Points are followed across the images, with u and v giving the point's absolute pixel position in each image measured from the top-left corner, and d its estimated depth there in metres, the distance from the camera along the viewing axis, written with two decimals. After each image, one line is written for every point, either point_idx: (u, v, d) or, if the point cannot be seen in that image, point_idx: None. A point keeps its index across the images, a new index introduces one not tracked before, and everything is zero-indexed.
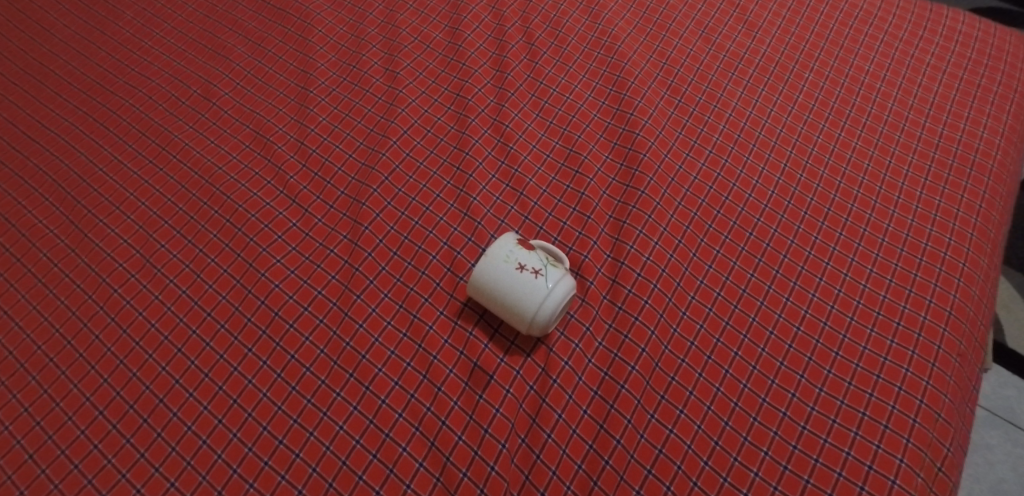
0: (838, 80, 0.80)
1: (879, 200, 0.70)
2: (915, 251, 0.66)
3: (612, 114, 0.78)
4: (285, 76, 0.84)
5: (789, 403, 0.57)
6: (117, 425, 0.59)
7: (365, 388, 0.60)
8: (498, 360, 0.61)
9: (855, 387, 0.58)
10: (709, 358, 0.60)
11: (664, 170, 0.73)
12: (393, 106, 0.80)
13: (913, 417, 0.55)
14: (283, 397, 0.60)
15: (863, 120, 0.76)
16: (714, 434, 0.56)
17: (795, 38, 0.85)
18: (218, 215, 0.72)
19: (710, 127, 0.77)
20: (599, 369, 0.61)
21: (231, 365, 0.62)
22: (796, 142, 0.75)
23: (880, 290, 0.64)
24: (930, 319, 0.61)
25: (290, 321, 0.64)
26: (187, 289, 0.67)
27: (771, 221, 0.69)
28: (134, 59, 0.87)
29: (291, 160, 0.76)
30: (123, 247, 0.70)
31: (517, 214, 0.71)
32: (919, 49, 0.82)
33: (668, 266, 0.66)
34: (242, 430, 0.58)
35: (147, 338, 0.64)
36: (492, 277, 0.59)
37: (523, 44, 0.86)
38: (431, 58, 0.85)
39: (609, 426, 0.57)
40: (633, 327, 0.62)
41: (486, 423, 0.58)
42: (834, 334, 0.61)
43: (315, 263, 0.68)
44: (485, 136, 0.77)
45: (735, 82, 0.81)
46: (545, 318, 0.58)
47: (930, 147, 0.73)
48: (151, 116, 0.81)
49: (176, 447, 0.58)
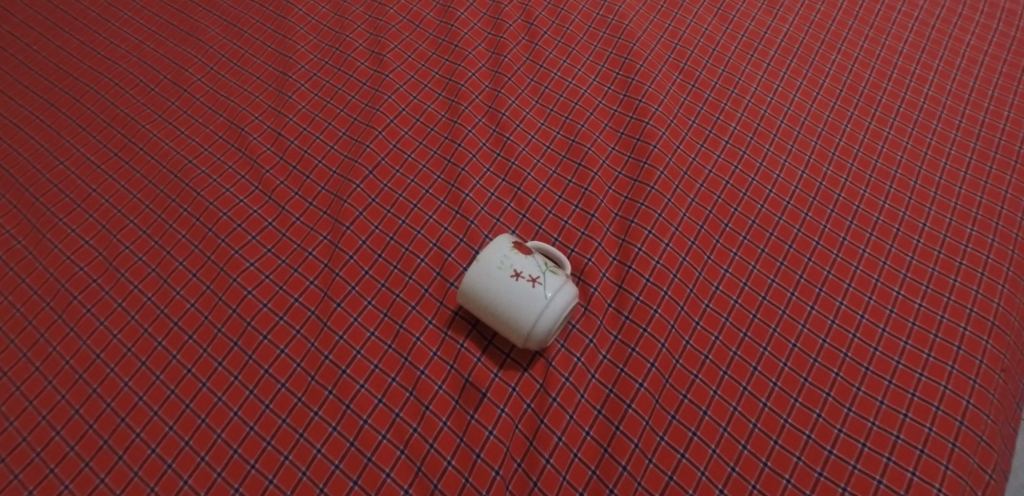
0: (868, 62, 0.73)
1: (914, 196, 0.63)
2: (953, 253, 0.60)
3: (619, 100, 0.72)
4: (263, 59, 0.78)
5: (813, 425, 0.51)
6: (74, 446, 0.53)
7: (345, 407, 0.54)
8: (492, 375, 0.55)
9: (887, 407, 0.52)
10: (725, 373, 0.55)
11: (676, 163, 0.66)
12: (379, 91, 0.73)
13: (952, 441, 0.50)
14: (255, 417, 0.54)
15: (896, 107, 0.69)
16: (730, 459, 0.51)
17: (820, 17, 0.78)
18: (187, 214, 0.66)
19: (727, 115, 0.70)
20: (603, 386, 0.55)
21: (199, 381, 0.56)
22: (822, 132, 0.68)
23: (915, 298, 0.57)
24: (971, 330, 0.55)
25: (263, 332, 0.58)
26: (152, 296, 0.61)
27: (794, 220, 0.63)
28: (100, 42, 0.81)
29: (268, 151, 0.70)
30: (84, 249, 0.64)
31: (514, 212, 0.65)
32: (958, 28, 0.75)
33: (679, 270, 0.60)
34: (211, 453, 0.53)
35: (109, 350, 0.58)
36: (484, 285, 0.53)
37: (521, 23, 0.79)
38: (421, 39, 0.79)
39: (614, 450, 0.52)
40: (642, 339, 0.56)
41: (478, 446, 0.52)
42: (864, 347, 0.55)
43: (292, 266, 0.62)
44: (479, 126, 0.71)
45: (753, 65, 0.74)
46: (543, 331, 0.52)
47: (970, 137, 0.66)
48: (118, 104, 0.75)
49: (139, 472, 0.52)
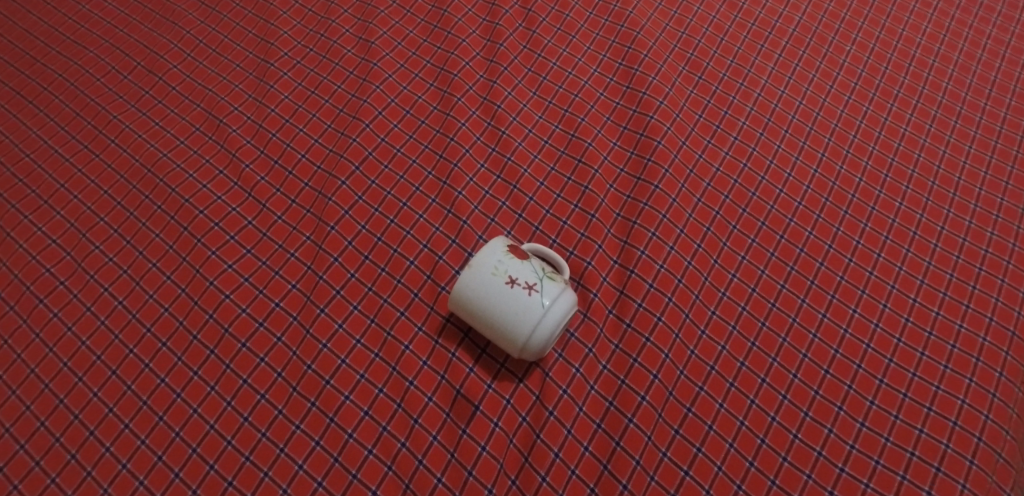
0: (884, 54, 0.70)
1: (932, 197, 0.60)
2: (973, 258, 0.57)
3: (621, 92, 0.68)
4: (243, 45, 0.74)
5: (824, 441, 0.48)
6: (40, 461, 0.50)
7: (329, 420, 0.51)
8: (485, 386, 0.52)
9: (902, 422, 0.49)
10: (731, 385, 0.51)
11: (681, 161, 0.63)
12: (366, 81, 0.69)
13: (970, 458, 0.47)
14: (233, 430, 0.51)
15: (914, 102, 0.66)
16: (736, 477, 0.48)
17: (834, 5, 0.74)
18: (161, 211, 0.62)
19: (735, 109, 0.66)
20: (603, 398, 0.52)
21: (173, 392, 0.52)
22: (836, 128, 0.65)
23: (933, 306, 0.54)
24: (991, 341, 0.52)
25: (242, 340, 0.55)
26: (124, 299, 0.57)
27: (806, 222, 0.59)
28: (70, 26, 0.77)
29: (248, 145, 0.66)
30: (51, 249, 0.60)
31: (510, 212, 0.61)
32: (978, 19, 0.72)
33: (684, 275, 0.57)
34: (185, 469, 0.49)
35: (77, 357, 0.54)
36: (477, 293, 0.49)
37: (518, 9, 0.75)
38: (412, 25, 0.74)
39: (614, 467, 0.48)
40: (644, 349, 0.53)
41: (470, 463, 0.49)
42: (878, 358, 0.52)
43: (273, 269, 0.59)
44: (473, 118, 0.67)
45: (764, 56, 0.70)
46: (540, 341, 0.49)
47: (990, 135, 0.64)
48: (88, 93, 0.70)
49: (108, 490, 0.48)
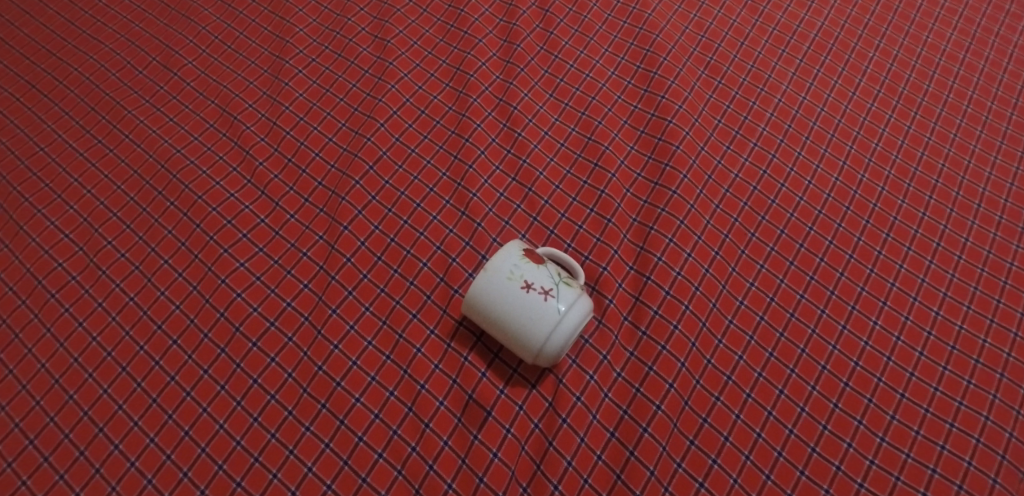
0: (908, 61, 0.69)
1: (956, 208, 0.59)
2: (997, 271, 0.55)
3: (639, 95, 0.67)
4: (259, 42, 0.74)
5: (843, 455, 0.47)
6: (49, 457, 0.49)
7: (339, 422, 0.50)
8: (497, 391, 0.51)
9: (923, 437, 0.48)
10: (749, 397, 0.50)
11: (700, 166, 0.62)
12: (382, 80, 0.69)
13: (993, 477, 0.46)
14: (242, 430, 0.50)
15: (938, 111, 0.65)
16: (752, 489, 0.47)
17: (857, 10, 0.73)
18: (174, 207, 0.62)
19: (755, 115, 0.65)
20: (617, 406, 0.51)
21: (184, 389, 0.52)
22: (858, 136, 0.64)
23: (956, 319, 0.53)
24: (1015, 357, 0.51)
25: (253, 339, 0.54)
26: (135, 295, 0.57)
27: (826, 231, 0.58)
28: (87, 20, 0.77)
29: (261, 143, 0.66)
30: (64, 243, 0.60)
31: (524, 214, 0.60)
32: (1005, 27, 0.71)
33: (702, 283, 0.56)
34: (194, 468, 0.49)
35: (87, 353, 0.54)
36: (492, 297, 0.49)
37: (536, 9, 0.75)
38: (429, 25, 0.74)
39: (628, 477, 0.47)
40: (659, 358, 0.52)
41: (481, 470, 0.48)
42: (899, 371, 0.51)
43: (284, 268, 0.58)
44: (489, 120, 0.66)
45: (785, 62, 0.69)
46: (555, 348, 0.48)
47: (1016, 145, 0.62)
48: (103, 88, 0.70)
49: (116, 488, 0.48)
